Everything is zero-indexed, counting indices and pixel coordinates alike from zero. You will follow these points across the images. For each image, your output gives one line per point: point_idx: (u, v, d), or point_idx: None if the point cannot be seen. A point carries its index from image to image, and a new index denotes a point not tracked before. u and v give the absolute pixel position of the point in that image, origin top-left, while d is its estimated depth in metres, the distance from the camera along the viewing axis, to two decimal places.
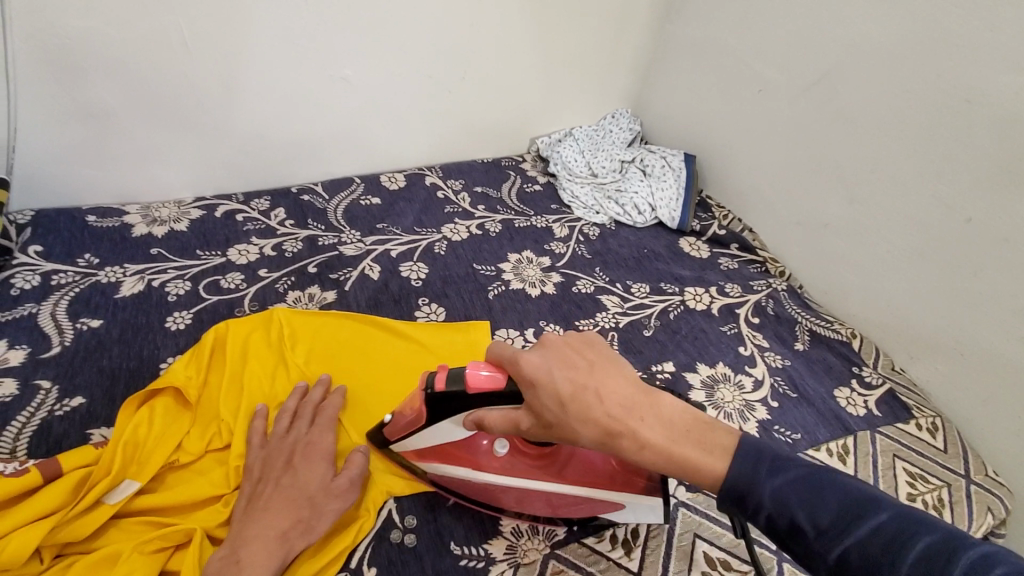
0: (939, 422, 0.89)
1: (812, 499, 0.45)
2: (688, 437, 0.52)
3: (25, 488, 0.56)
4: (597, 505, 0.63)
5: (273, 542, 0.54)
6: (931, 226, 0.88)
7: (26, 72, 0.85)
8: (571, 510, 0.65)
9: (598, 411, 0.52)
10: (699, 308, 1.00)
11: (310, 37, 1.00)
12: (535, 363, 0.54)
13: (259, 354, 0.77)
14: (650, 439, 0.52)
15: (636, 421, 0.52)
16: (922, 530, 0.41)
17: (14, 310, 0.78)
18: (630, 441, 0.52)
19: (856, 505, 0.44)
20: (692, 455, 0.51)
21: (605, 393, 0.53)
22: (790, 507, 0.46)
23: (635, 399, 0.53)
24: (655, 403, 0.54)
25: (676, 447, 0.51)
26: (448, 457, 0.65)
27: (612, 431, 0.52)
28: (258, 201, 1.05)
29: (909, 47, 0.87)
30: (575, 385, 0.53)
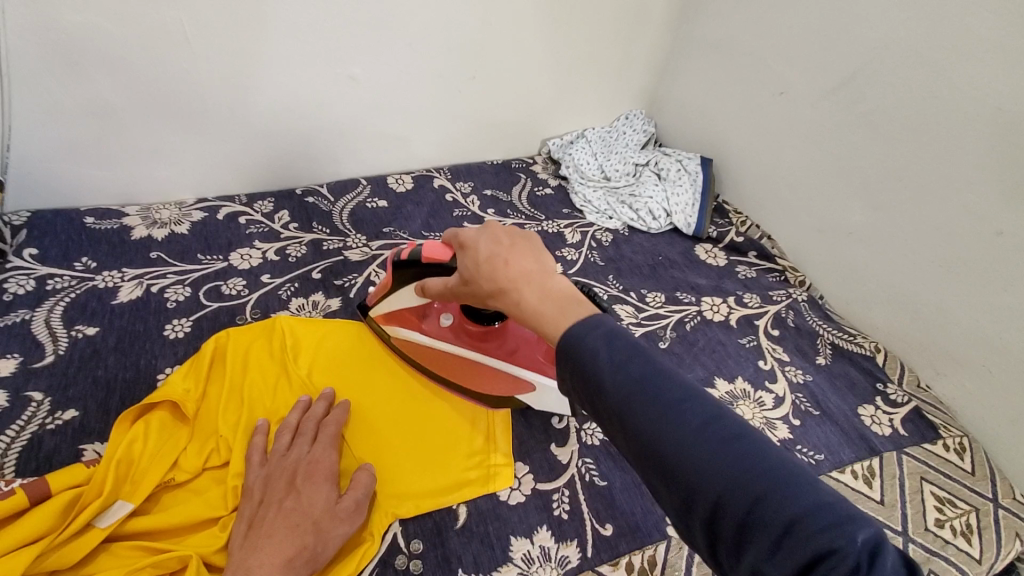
0: (966, 442, 0.85)
1: (624, 363, 0.42)
2: (560, 303, 0.49)
3: (12, 511, 0.53)
4: (508, 382, 0.71)
5: (278, 570, 0.50)
6: (962, 237, 0.84)
7: (22, 68, 0.82)
8: (486, 385, 0.73)
9: (499, 270, 0.53)
10: (716, 319, 0.96)
11: (317, 34, 0.96)
12: (470, 234, 0.58)
13: (259, 365, 0.74)
14: (526, 300, 0.50)
15: (523, 283, 0.51)
16: (698, 403, 0.40)
17: (7, 316, 0.75)
18: (513, 299, 0.51)
19: (655, 374, 0.42)
20: (553, 315, 0.48)
21: (512, 261, 0.53)
22: (598, 363, 0.43)
23: (534, 268, 0.52)
24: (550, 277, 0.52)
25: (544, 308, 0.49)
26: (403, 321, 0.76)
27: (501, 287, 0.52)
28: (261, 203, 1.02)
29: (942, 49, 0.82)
30: (492, 251, 0.55)
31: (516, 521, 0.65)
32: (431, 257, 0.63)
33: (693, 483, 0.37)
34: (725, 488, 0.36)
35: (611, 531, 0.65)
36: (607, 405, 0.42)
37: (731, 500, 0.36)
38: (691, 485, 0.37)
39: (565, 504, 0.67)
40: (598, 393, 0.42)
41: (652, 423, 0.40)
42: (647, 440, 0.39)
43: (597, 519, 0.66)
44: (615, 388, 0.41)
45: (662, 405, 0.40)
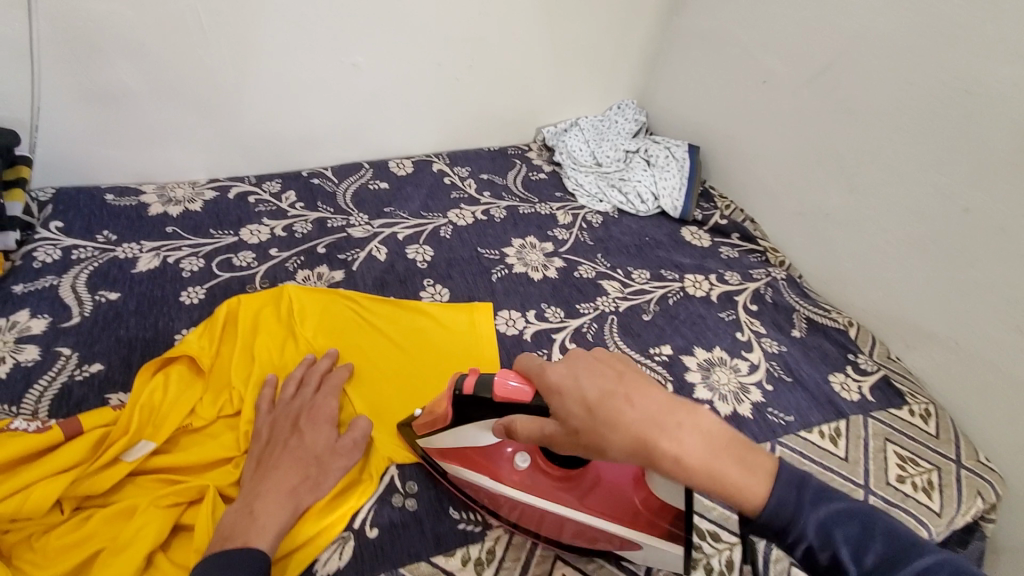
0: (932, 408, 0.90)
1: (861, 539, 0.46)
2: (728, 451, 0.49)
3: (47, 445, 0.60)
4: (614, 541, 0.60)
5: (284, 496, 0.58)
6: (928, 215, 0.89)
7: (49, 54, 0.88)
8: (582, 539, 0.62)
9: (627, 416, 0.49)
10: (698, 295, 1.01)
11: (323, 23, 1.02)
12: (563, 373, 0.54)
13: (269, 327, 0.80)
14: (688, 453, 0.48)
15: (672, 430, 0.48)
16: (962, 574, 0.44)
17: (36, 282, 0.81)
18: (666, 453, 0.48)
19: (898, 546, 0.45)
20: (733, 473, 0.47)
21: (635, 400, 0.50)
22: (837, 544, 0.45)
23: (669, 406, 0.50)
24: (695, 413, 0.50)
25: (714, 460, 0.48)
26: (469, 463, 0.64)
27: (644, 439, 0.48)
28: (269, 183, 1.08)
29: (910, 37, 0.88)
30: (604, 390, 0.51)
31: None
32: (512, 400, 0.56)
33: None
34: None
35: None
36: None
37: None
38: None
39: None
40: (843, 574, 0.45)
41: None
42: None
43: None
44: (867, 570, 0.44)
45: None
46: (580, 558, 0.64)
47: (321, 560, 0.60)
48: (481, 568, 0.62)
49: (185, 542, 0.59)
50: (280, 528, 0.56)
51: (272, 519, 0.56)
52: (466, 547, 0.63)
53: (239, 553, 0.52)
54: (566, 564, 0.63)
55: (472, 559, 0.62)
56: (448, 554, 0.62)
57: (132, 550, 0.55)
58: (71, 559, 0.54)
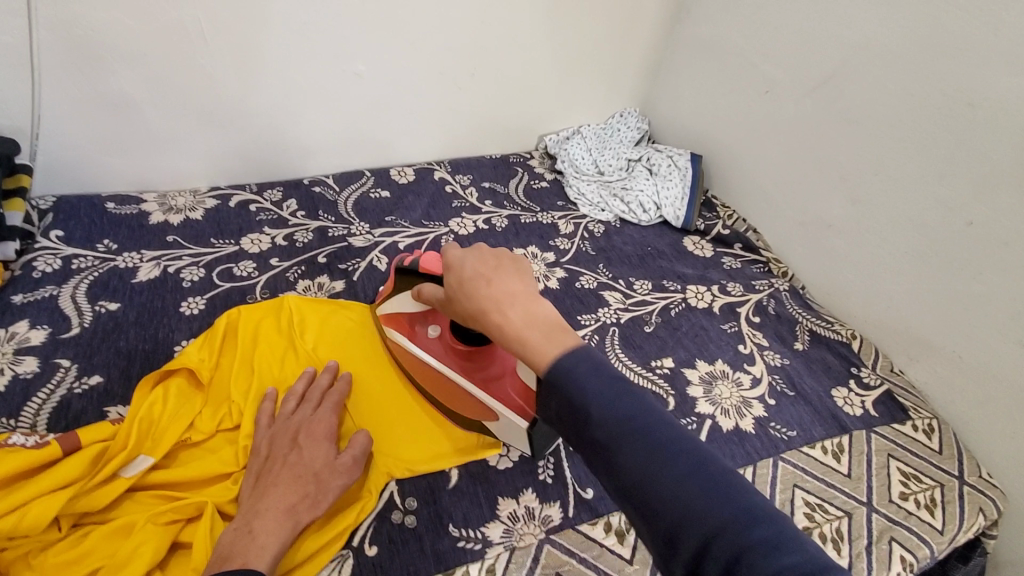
0: (935, 423, 0.89)
1: (612, 400, 0.44)
2: (545, 331, 0.49)
3: (44, 461, 0.59)
4: (478, 407, 0.72)
5: (282, 513, 0.57)
6: (932, 228, 0.89)
7: (50, 62, 0.88)
8: (456, 403, 0.74)
9: (481, 290, 0.53)
10: (700, 306, 1.01)
11: (324, 32, 1.02)
12: (454, 254, 0.59)
13: (269, 339, 0.80)
14: (507, 321, 0.51)
15: (506, 304, 0.52)
16: (689, 455, 0.42)
17: (35, 292, 0.81)
18: (494, 320, 0.51)
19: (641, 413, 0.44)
20: (537, 344, 0.49)
21: (494, 281, 0.54)
22: (587, 398, 0.44)
23: (517, 290, 0.53)
24: (535, 300, 0.52)
25: (527, 332, 0.50)
26: (399, 325, 0.78)
27: (484, 309, 0.52)
28: (271, 192, 1.08)
29: (913, 49, 0.87)
30: (474, 269, 0.56)
31: (504, 483, 0.70)
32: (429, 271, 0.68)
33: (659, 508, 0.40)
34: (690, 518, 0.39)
35: (591, 494, 0.71)
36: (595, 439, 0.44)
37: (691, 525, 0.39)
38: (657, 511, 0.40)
39: (550, 469, 0.72)
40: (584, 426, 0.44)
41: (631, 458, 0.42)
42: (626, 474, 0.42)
43: (579, 484, 0.71)
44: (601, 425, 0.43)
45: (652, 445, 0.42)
46: None
47: None
48: None
49: (183, 560, 0.58)
50: (278, 547, 0.55)
51: (271, 539, 0.55)
52: (466, 565, 0.62)
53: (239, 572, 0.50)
54: None
55: None
56: (447, 574, 0.62)
57: (130, 570, 0.54)
58: None
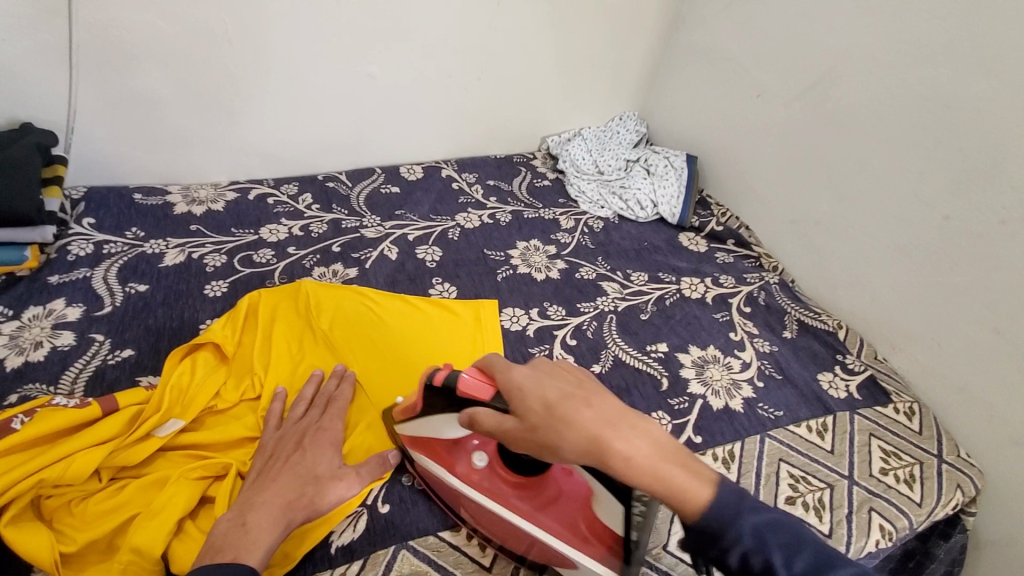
0: (916, 407, 0.94)
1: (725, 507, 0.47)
2: (673, 456, 0.50)
3: (87, 419, 0.65)
4: (550, 556, 0.61)
5: (278, 509, 0.57)
6: (912, 222, 0.94)
7: (87, 61, 0.94)
8: (516, 544, 0.64)
9: (583, 415, 0.50)
10: (693, 297, 1.06)
11: (340, 35, 1.08)
12: (527, 376, 0.54)
13: (286, 320, 0.85)
14: (634, 451, 0.49)
15: (621, 430, 0.50)
16: (809, 546, 0.46)
17: (70, 273, 0.87)
18: (619, 450, 0.49)
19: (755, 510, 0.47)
20: (674, 472, 0.49)
21: (594, 405, 0.51)
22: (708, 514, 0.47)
23: (620, 412, 0.51)
24: (642, 419, 0.52)
25: (660, 463, 0.49)
26: (433, 454, 0.67)
27: (599, 438, 0.49)
28: (287, 186, 1.14)
29: (892, 54, 0.93)
30: (564, 391, 0.52)
31: None
32: (471, 393, 0.57)
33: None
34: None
35: None
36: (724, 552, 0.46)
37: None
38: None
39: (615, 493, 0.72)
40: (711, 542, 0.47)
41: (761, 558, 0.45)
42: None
43: None
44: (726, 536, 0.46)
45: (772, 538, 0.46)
46: None
47: (336, 531, 0.64)
48: (485, 542, 0.66)
49: (210, 511, 0.63)
50: (273, 542, 0.55)
51: (263, 533, 0.55)
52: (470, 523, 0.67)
53: (230, 566, 0.51)
54: None
55: (476, 535, 0.66)
56: (454, 530, 0.67)
57: (164, 516, 0.58)
58: (107, 523, 0.58)
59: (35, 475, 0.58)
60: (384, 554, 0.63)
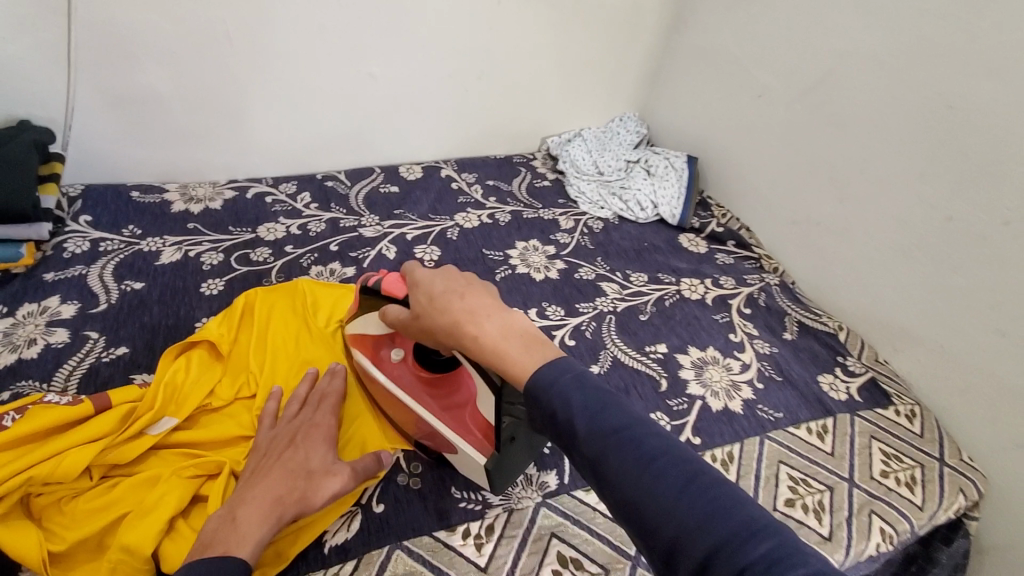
0: (917, 409, 0.93)
1: (597, 412, 0.46)
2: (521, 341, 0.54)
3: (79, 416, 0.64)
4: (439, 439, 0.68)
5: (267, 506, 0.56)
6: (913, 223, 0.93)
7: (86, 58, 0.94)
8: (417, 430, 0.71)
9: (454, 304, 0.57)
10: (693, 298, 1.06)
11: (340, 34, 1.08)
12: (425, 274, 0.62)
13: (283, 318, 0.84)
14: (484, 333, 0.54)
15: (481, 317, 0.55)
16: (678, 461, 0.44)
17: (66, 270, 0.87)
18: (469, 332, 0.55)
19: (633, 425, 0.46)
20: (516, 353, 0.52)
21: (466, 297, 0.57)
22: (573, 413, 0.46)
23: (489, 305, 0.57)
24: (507, 313, 0.56)
25: (505, 344, 0.53)
26: (363, 349, 0.74)
27: (458, 321, 0.55)
28: (286, 185, 1.14)
29: (893, 55, 0.93)
30: (446, 287, 0.59)
31: None
32: (391, 291, 0.66)
33: (656, 521, 0.41)
34: (684, 530, 0.40)
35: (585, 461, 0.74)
36: (584, 456, 0.45)
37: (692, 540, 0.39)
38: (654, 526, 0.41)
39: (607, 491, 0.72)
40: (574, 443, 0.46)
41: (621, 468, 0.43)
42: (621, 488, 0.43)
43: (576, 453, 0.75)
44: (589, 437, 0.45)
45: (639, 454, 0.44)
46: (575, 537, 0.67)
47: (331, 531, 0.63)
48: (481, 543, 0.65)
49: (203, 510, 0.62)
50: (263, 537, 0.55)
51: (253, 529, 0.54)
52: (466, 523, 0.66)
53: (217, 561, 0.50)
54: (560, 542, 0.66)
55: (472, 535, 0.66)
56: (450, 530, 0.66)
57: (155, 515, 0.58)
58: (98, 522, 0.58)
59: (25, 472, 0.58)
60: (378, 554, 0.62)
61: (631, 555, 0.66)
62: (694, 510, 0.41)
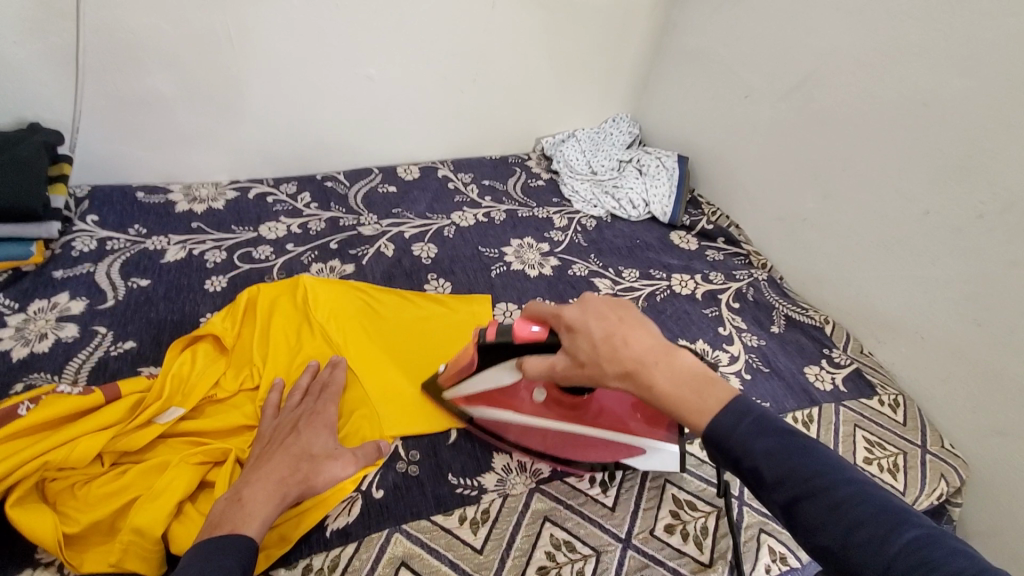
0: (901, 399, 0.96)
1: (785, 458, 0.46)
2: (695, 384, 0.53)
3: (89, 406, 0.67)
4: (616, 450, 0.73)
5: (271, 486, 0.60)
6: (895, 219, 0.96)
7: (92, 62, 0.97)
8: (578, 453, 0.74)
9: (622, 350, 0.55)
10: (684, 293, 1.09)
11: (339, 38, 1.11)
12: (573, 314, 0.60)
13: (284, 312, 0.87)
14: (658, 381, 0.53)
15: (651, 365, 0.54)
16: (877, 506, 0.43)
17: (74, 268, 0.89)
18: (642, 382, 0.54)
19: (827, 471, 0.45)
20: (693, 402, 0.52)
21: (629, 340, 0.56)
22: (758, 460, 0.47)
23: (654, 347, 0.56)
24: (673, 352, 0.55)
25: (680, 390, 0.53)
26: (493, 402, 0.75)
27: (629, 369, 0.55)
28: (286, 185, 1.17)
29: (873, 56, 0.96)
30: (605, 329, 0.57)
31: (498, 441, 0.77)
32: (525, 339, 0.65)
33: (859, 570, 0.41)
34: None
35: None
36: (773, 500, 0.46)
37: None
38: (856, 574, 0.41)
39: (599, 474, 0.75)
40: (760, 487, 0.47)
41: (817, 516, 0.44)
42: (818, 536, 0.43)
43: None
44: (777, 483, 0.46)
45: (833, 501, 0.44)
46: (567, 521, 0.70)
47: (332, 515, 0.66)
48: (476, 526, 0.68)
49: (209, 495, 0.64)
50: (268, 516, 0.58)
51: (259, 507, 0.58)
52: (462, 508, 0.69)
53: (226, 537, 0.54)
54: (554, 526, 0.69)
55: (468, 519, 0.68)
56: (446, 514, 0.68)
57: (164, 499, 0.60)
58: (109, 505, 0.60)
59: (40, 457, 0.60)
60: (378, 537, 0.65)
61: (620, 537, 0.69)
62: (902, 562, 0.40)
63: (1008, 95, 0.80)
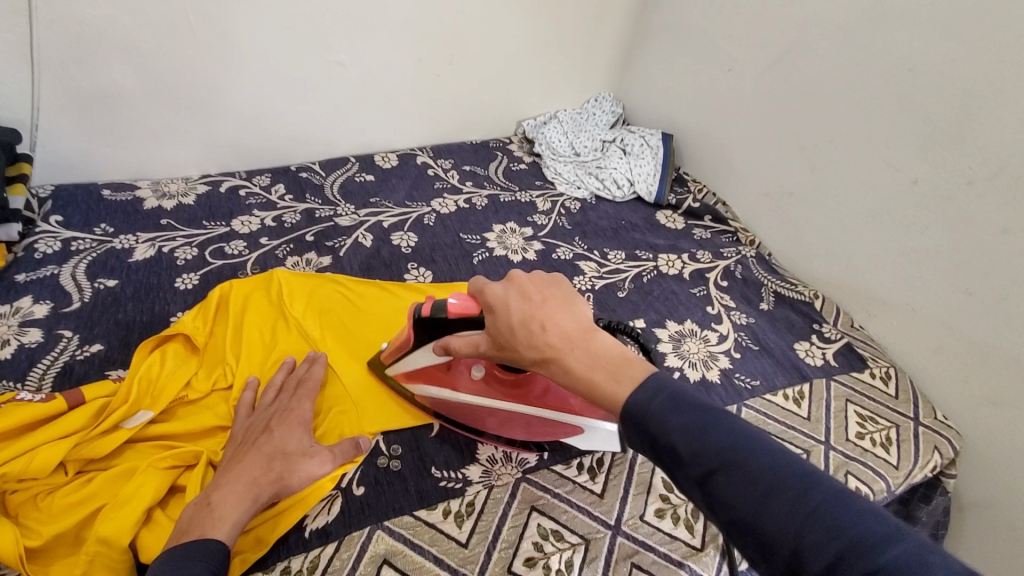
0: (892, 371, 0.95)
1: (700, 433, 0.44)
2: (614, 366, 0.51)
3: (53, 413, 0.65)
4: (559, 429, 0.71)
5: (242, 487, 0.57)
6: (883, 189, 0.94)
7: (47, 55, 0.92)
8: (523, 433, 0.73)
9: (538, 337, 0.54)
10: (670, 273, 1.06)
11: (306, 22, 1.07)
12: (497, 294, 0.58)
13: (258, 309, 0.84)
14: (575, 367, 0.52)
15: (568, 351, 0.52)
16: (793, 477, 0.41)
17: (37, 271, 0.86)
18: (557, 369, 0.53)
19: (739, 443, 0.43)
20: (605, 383, 0.50)
21: (547, 323, 0.54)
22: (672, 437, 0.45)
23: (572, 329, 0.54)
24: (591, 335, 0.53)
25: (594, 374, 0.51)
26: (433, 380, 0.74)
27: (545, 357, 0.53)
28: (259, 178, 1.13)
29: (856, 22, 0.93)
30: (524, 313, 0.55)
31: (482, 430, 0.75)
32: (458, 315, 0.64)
33: (771, 542, 0.40)
34: (805, 548, 0.38)
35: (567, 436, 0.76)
36: (688, 476, 0.44)
37: (807, 558, 0.38)
38: (769, 546, 0.40)
39: (588, 459, 0.74)
40: (675, 465, 0.45)
41: (729, 489, 0.42)
42: (732, 510, 0.41)
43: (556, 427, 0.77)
44: (691, 458, 0.44)
45: (750, 472, 0.42)
46: (554, 509, 0.68)
47: (311, 514, 0.64)
48: (462, 519, 0.66)
49: (181, 500, 0.62)
50: (239, 519, 0.56)
51: (229, 509, 0.55)
52: (447, 502, 0.67)
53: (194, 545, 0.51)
54: (541, 515, 0.67)
55: (452, 512, 0.66)
56: (430, 508, 0.66)
57: (132, 505, 0.58)
58: (74, 515, 0.58)
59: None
60: (359, 535, 0.63)
61: (610, 524, 0.68)
62: (812, 531, 0.38)
63: (993, 56, 0.78)
